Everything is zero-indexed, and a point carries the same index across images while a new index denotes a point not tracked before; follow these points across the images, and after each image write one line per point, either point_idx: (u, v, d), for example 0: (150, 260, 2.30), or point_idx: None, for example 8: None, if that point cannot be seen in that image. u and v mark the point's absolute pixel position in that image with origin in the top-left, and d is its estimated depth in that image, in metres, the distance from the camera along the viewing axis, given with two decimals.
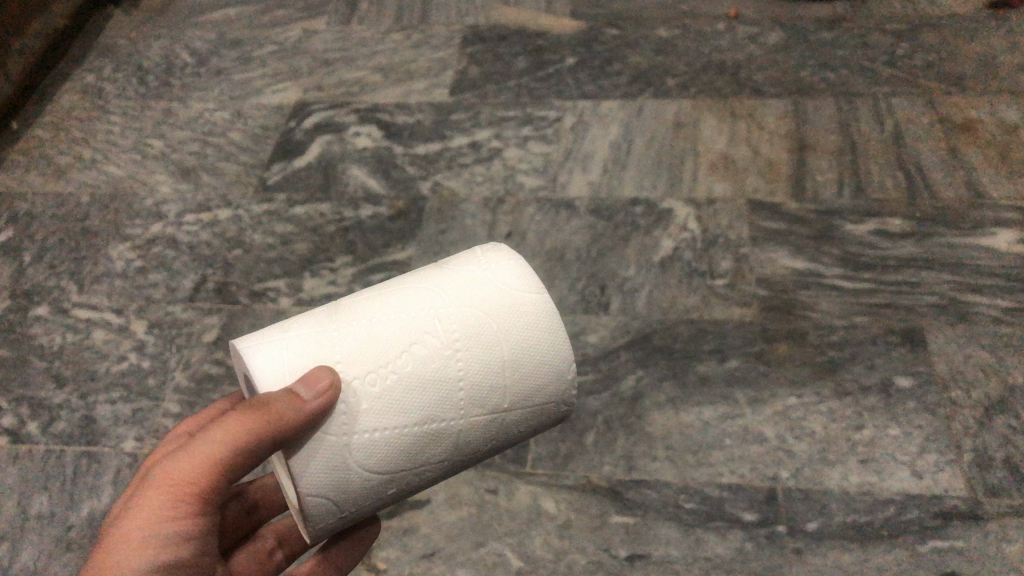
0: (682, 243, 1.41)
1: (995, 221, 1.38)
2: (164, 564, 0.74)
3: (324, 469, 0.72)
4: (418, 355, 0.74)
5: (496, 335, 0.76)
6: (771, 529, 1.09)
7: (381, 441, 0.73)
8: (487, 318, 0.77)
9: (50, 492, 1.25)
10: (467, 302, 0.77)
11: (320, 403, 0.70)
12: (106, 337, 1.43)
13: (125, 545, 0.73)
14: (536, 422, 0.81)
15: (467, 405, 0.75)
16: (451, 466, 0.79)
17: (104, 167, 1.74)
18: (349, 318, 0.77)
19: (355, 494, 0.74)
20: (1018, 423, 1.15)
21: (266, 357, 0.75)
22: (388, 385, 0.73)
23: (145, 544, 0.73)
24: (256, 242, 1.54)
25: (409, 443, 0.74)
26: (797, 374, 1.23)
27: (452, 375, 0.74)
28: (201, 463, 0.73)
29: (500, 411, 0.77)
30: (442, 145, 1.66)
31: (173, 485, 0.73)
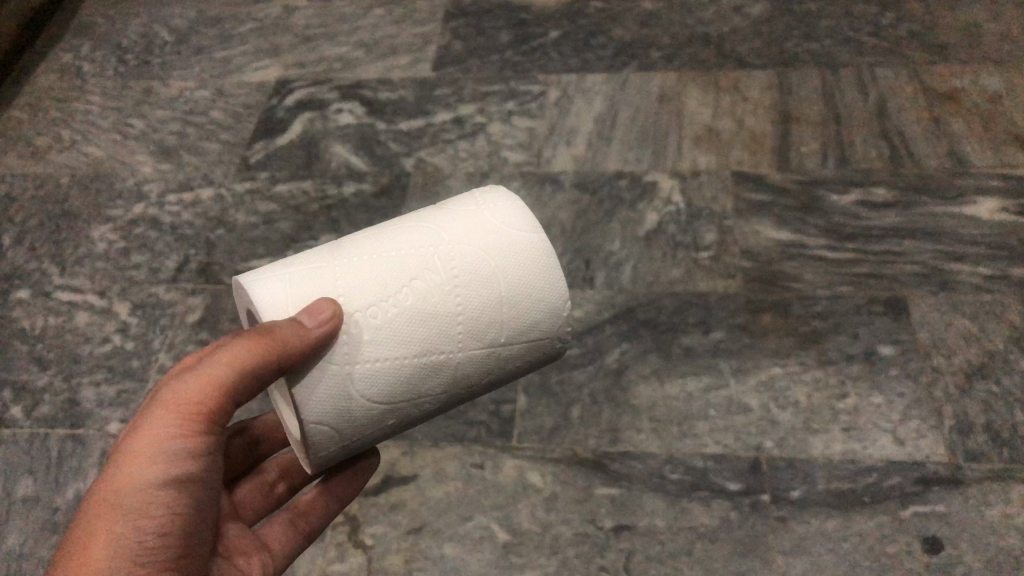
0: (667, 217, 1.41)
1: (978, 189, 1.38)
2: (173, 479, 0.75)
3: (326, 398, 0.74)
4: (419, 289, 0.75)
5: (495, 272, 0.77)
6: (755, 499, 1.09)
7: (381, 371, 0.75)
8: (488, 255, 0.78)
9: (35, 475, 1.25)
10: (467, 239, 0.78)
11: (323, 331, 0.71)
12: (89, 319, 1.42)
13: (132, 459, 0.74)
14: (530, 357, 0.83)
15: (466, 338, 0.77)
16: (448, 398, 0.81)
17: (84, 148, 1.73)
18: (350, 252, 0.78)
19: (356, 423, 0.76)
20: (1000, 389, 1.15)
21: (267, 288, 0.76)
22: (389, 318, 0.74)
23: (151, 458, 0.74)
24: (239, 221, 1.53)
25: (409, 375, 0.76)
26: (780, 344, 1.23)
27: (452, 309, 0.76)
28: (205, 384, 0.75)
29: (497, 346, 0.79)
30: (425, 121, 1.65)
31: (179, 403, 0.75)
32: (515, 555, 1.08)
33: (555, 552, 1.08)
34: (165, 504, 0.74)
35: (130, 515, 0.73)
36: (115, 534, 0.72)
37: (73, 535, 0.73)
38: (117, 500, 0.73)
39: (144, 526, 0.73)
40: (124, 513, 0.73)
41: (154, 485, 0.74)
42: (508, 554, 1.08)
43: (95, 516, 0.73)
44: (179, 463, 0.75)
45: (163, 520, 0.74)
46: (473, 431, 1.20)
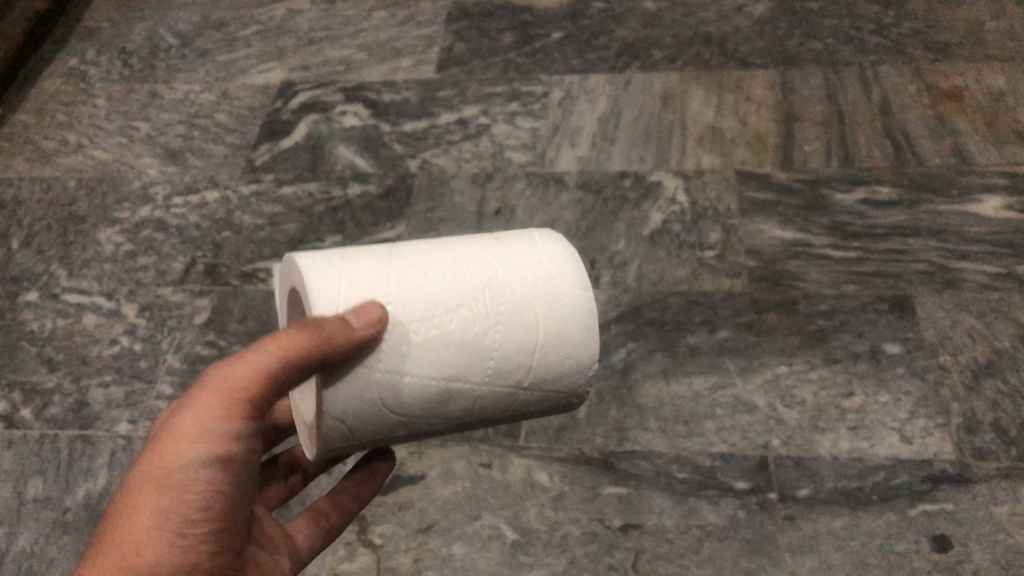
0: (671, 216, 1.42)
1: (982, 187, 1.39)
2: (218, 459, 0.71)
3: (353, 397, 0.71)
4: (465, 315, 0.72)
5: (537, 319, 0.74)
6: (762, 497, 1.10)
7: (407, 387, 0.72)
8: (536, 299, 0.75)
9: (45, 476, 1.25)
10: (522, 281, 0.75)
11: (367, 334, 0.68)
12: (97, 322, 1.43)
13: (179, 435, 0.70)
14: (547, 405, 0.80)
15: (494, 376, 0.74)
16: (462, 424, 0.78)
17: (90, 152, 1.73)
18: (404, 260, 0.75)
19: (368, 435, 0.74)
20: (1007, 387, 1.16)
21: (317, 276, 0.73)
22: (428, 337, 0.71)
23: (199, 435, 0.70)
24: (245, 223, 1.54)
25: (432, 399, 0.73)
26: (786, 343, 1.24)
27: (491, 342, 0.73)
28: (252, 367, 0.70)
29: (522, 388, 0.76)
30: (429, 122, 1.65)
31: (228, 385, 0.71)
32: (523, 554, 1.09)
33: (563, 551, 1.08)
34: (208, 483, 0.70)
35: (173, 490, 0.69)
36: (157, 510, 0.69)
37: (116, 505, 0.70)
38: (162, 472, 0.69)
39: (186, 502, 0.69)
40: (168, 488, 0.69)
41: (199, 463, 0.70)
42: (517, 553, 1.09)
43: (139, 487, 0.69)
44: (224, 441, 0.71)
45: (205, 497, 0.70)
46: (480, 430, 1.20)
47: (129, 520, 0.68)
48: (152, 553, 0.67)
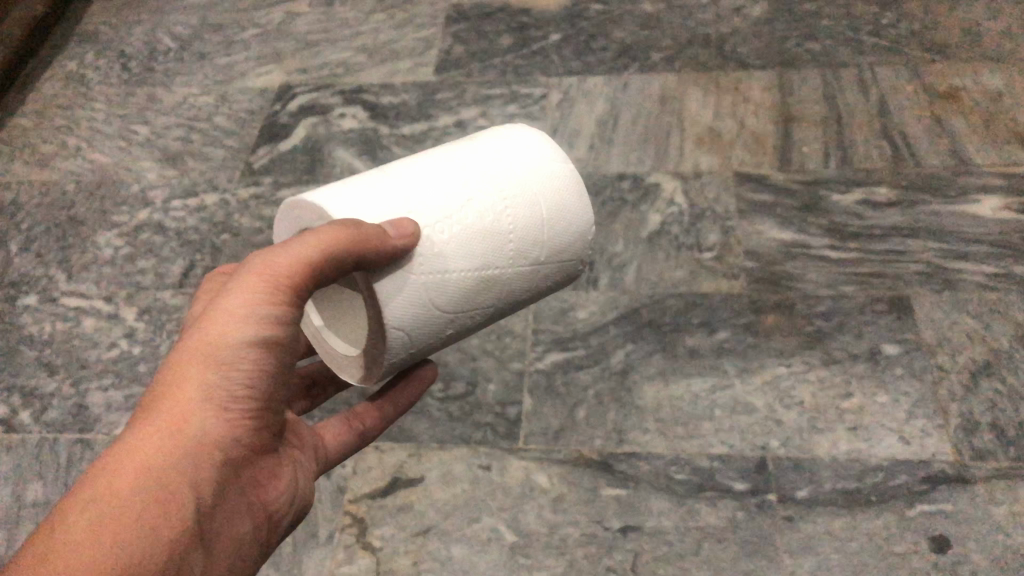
0: (670, 217, 1.42)
1: (980, 187, 1.39)
2: (260, 342, 0.72)
3: (407, 302, 0.75)
4: (477, 208, 0.77)
5: (536, 198, 0.81)
6: (762, 498, 1.10)
7: (450, 282, 0.76)
8: (526, 182, 0.81)
9: (44, 480, 1.25)
10: (511, 168, 0.81)
11: (404, 244, 0.73)
12: (96, 325, 1.43)
13: (227, 317, 0.71)
14: (552, 278, 0.87)
15: (516, 256, 0.80)
16: (489, 311, 0.84)
17: (89, 155, 1.73)
18: (404, 174, 0.79)
19: (423, 333, 0.78)
20: (1005, 387, 1.16)
21: (337, 202, 0.76)
22: (455, 234, 0.76)
23: (244, 318, 0.71)
24: (243, 226, 1.54)
25: (473, 286, 0.78)
26: (785, 344, 1.24)
27: (505, 225, 0.79)
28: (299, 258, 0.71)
29: (535, 265, 0.82)
30: (428, 124, 1.65)
31: (273, 273, 0.71)
32: (523, 556, 1.09)
33: (562, 553, 1.08)
34: (253, 364, 0.72)
35: (220, 368, 0.70)
36: (207, 386, 0.70)
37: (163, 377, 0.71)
38: (209, 350, 0.70)
39: (232, 380, 0.71)
40: (216, 365, 0.70)
41: (243, 344, 0.71)
42: (516, 555, 1.09)
43: (187, 360, 0.70)
44: (269, 327, 0.72)
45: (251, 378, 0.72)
46: (480, 433, 1.20)
47: (182, 390, 0.70)
48: (202, 423, 0.70)
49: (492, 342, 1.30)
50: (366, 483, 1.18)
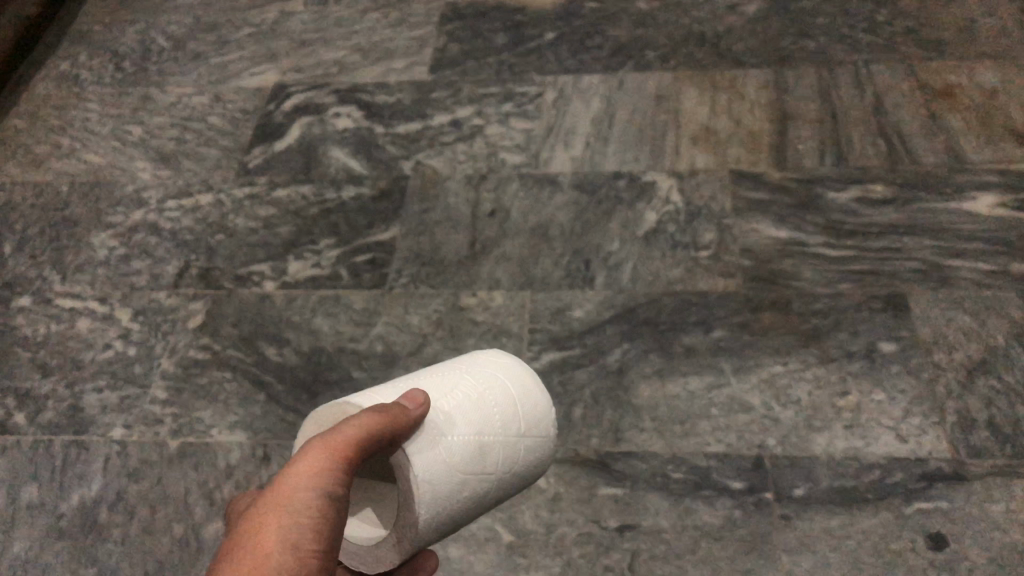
0: (666, 216, 1.42)
1: (976, 185, 1.39)
2: (328, 500, 0.72)
3: (424, 459, 0.78)
4: (468, 387, 0.84)
5: (517, 378, 0.88)
6: (758, 497, 1.10)
7: (457, 442, 0.80)
8: (507, 369, 0.89)
9: (39, 482, 1.24)
10: (491, 361, 0.90)
11: (420, 412, 0.79)
12: (91, 326, 1.42)
13: (294, 476, 0.72)
14: (538, 467, 0.88)
15: (511, 424, 0.84)
16: (488, 495, 0.83)
17: (83, 156, 1.73)
18: (403, 377, 0.87)
19: (438, 501, 0.78)
20: (1001, 384, 1.16)
21: (351, 398, 0.82)
22: (453, 403, 0.82)
23: (311, 476, 0.72)
24: (238, 226, 1.54)
25: (477, 450, 0.81)
26: (781, 342, 1.24)
27: (497, 398, 0.85)
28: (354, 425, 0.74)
29: (521, 439, 0.84)
30: (423, 123, 1.65)
31: (332, 441, 0.74)
32: (520, 556, 1.08)
33: (560, 553, 1.08)
34: (320, 518, 0.72)
35: (292, 518, 0.71)
36: (283, 532, 0.70)
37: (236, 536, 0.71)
38: (281, 502, 0.71)
39: (304, 528, 0.71)
40: (288, 519, 0.70)
41: (312, 498, 0.72)
42: (513, 556, 1.08)
43: (259, 515, 0.71)
44: (334, 487, 0.73)
45: (319, 530, 0.71)
46: None
47: (256, 547, 0.69)
48: (279, 563, 0.69)
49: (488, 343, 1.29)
50: None
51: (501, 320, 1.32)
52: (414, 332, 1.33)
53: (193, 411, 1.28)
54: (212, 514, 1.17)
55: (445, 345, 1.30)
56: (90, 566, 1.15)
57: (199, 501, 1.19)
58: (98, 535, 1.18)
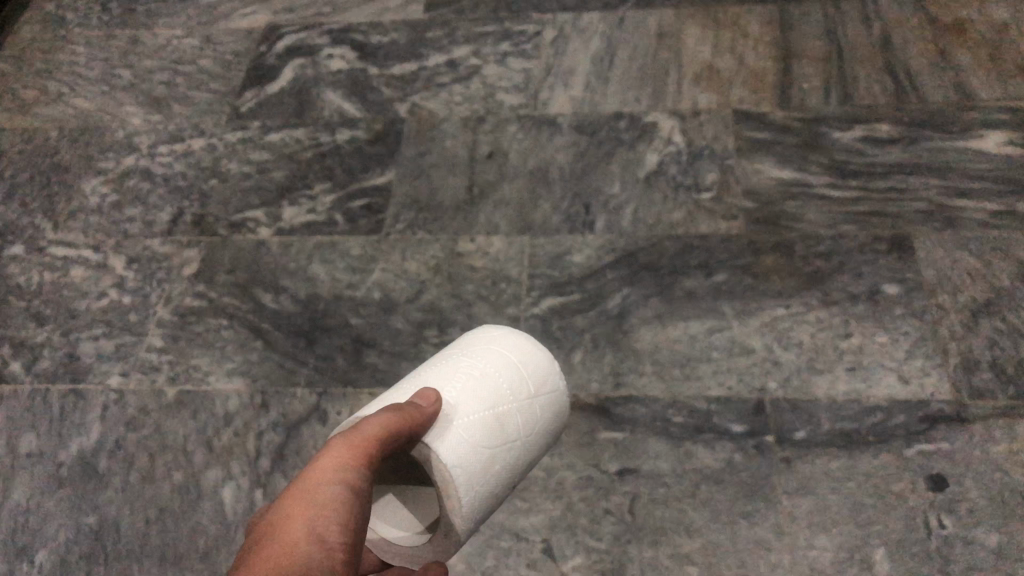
0: (667, 157, 1.39)
1: (984, 123, 1.36)
2: (351, 496, 0.70)
3: (448, 442, 0.79)
4: (468, 368, 0.87)
5: (510, 346, 0.91)
6: (759, 440, 1.09)
7: (473, 420, 0.82)
8: (495, 342, 0.92)
9: (37, 431, 1.24)
10: (479, 339, 0.92)
11: (435, 405, 0.80)
12: (84, 274, 1.40)
13: (315, 474, 0.71)
14: (553, 425, 0.91)
15: (517, 389, 0.87)
16: (519, 462, 0.86)
17: (71, 100, 1.69)
18: (403, 379, 0.89)
19: (477, 481, 0.80)
20: (1005, 325, 1.15)
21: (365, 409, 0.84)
22: (457, 387, 0.84)
23: (333, 472, 0.71)
24: (231, 172, 1.51)
25: (495, 423, 0.83)
26: (783, 285, 1.22)
27: (496, 369, 0.87)
28: (375, 422, 0.74)
29: (534, 400, 0.88)
30: (418, 64, 1.61)
31: (352, 440, 0.73)
32: (520, 500, 1.08)
33: (560, 497, 1.08)
34: (345, 510, 0.69)
35: (316, 511, 0.68)
36: (308, 527, 0.67)
37: (254, 541, 0.67)
38: (303, 498, 0.69)
39: (327, 518, 0.68)
40: (313, 512, 0.68)
41: (335, 491, 0.70)
42: (513, 499, 1.08)
43: (282, 513, 0.68)
44: (357, 482, 0.71)
45: (344, 521, 0.69)
46: None
47: (280, 541, 0.66)
48: (303, 557, 0.65)
49: (486, 288, 1.28)
50: None
51: (500, 265, 1.30)
52: (412, 277, 1.31)
53: (190, 359, 1.27)
54: (211, 461, 1.17)
55: (444, 290, 1.29)
56: (91, 513, 1.16)
57: (198, 448, 1.18)
58: (98, 483, 1.18)
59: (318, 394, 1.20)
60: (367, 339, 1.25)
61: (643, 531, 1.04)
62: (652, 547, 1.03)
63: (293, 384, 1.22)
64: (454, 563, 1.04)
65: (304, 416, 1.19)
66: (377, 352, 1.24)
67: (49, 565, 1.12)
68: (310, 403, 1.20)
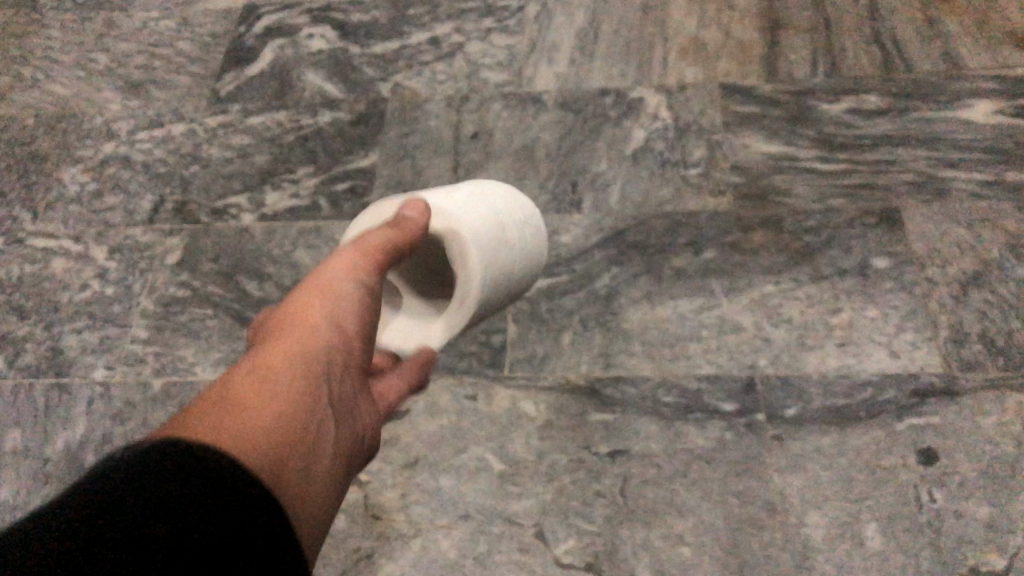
0: (654, 133, 1.37)
1: (973, 92, 1.34)
2: (358, 292, 0.85)
3: (462, 253, 0.98)
4: (468, 197, 1.03)
5: (505, 194, 1.09)
6: (749, 418, 1.09)
7: (481, 225, 1.00)
8: (485, 189, 1.08)
9: (23, 426, 1.23)
10: (474, 187, 1.07)
11: (421, 213, 0.96)
12: (66, 266, 1.38)
13: (332, 273, 0.86)
14: (537, 257, 1.12)
15: (513, 208, 1.08)
16: (514, 271, 1.06)
17: (47, 87, 1.65)
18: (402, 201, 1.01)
19: (483, 273, 0.99)
20: (995, 297, 1.14)
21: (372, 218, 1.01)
22: (452, 207, 1.00)
23: (344, 274, 0.86)
24: (212, 157, 1.48)
25: (501, 237, 1.03)
26: (772, 261, 1.21)
27: (494, 201, 1.06)
28: (378, 240, 0.90)
29: (524, 227, 1.09)
30: (400, 42, 1.58)
31: (362, 250, 0.89)
32: (511, 484, 1.07)
33: (551, 480, 1.07)
34: (352, 296, 0.84)
35: (329, 296, 0.82)
36: (323, 308, 0.81)
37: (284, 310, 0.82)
38: (319, 288, 0.84)
39: (336, 301, 0.82)
40: (327, 291, 0.83)
41: (343, 281, 0.85)
42: (505, 484, 1.08)
43: (303, 296, 0.83)
44: (364, 282, 0.87)
45: (346, 304, 0.83)
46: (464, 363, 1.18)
47: (301, 311, 0.80)
48: (322, 330, 0.78)
49: None
50: None
51: None
52: None
53: (175, 349, 1.26)
54: None
55: None
56: None
57: None
58: None
59: None
60: None
61: (635, 512, 1.04)
62: (644, 529, 1.02)
63: None
64: (446, 549, 1.04)
65: None
66: None
67: None
68: None
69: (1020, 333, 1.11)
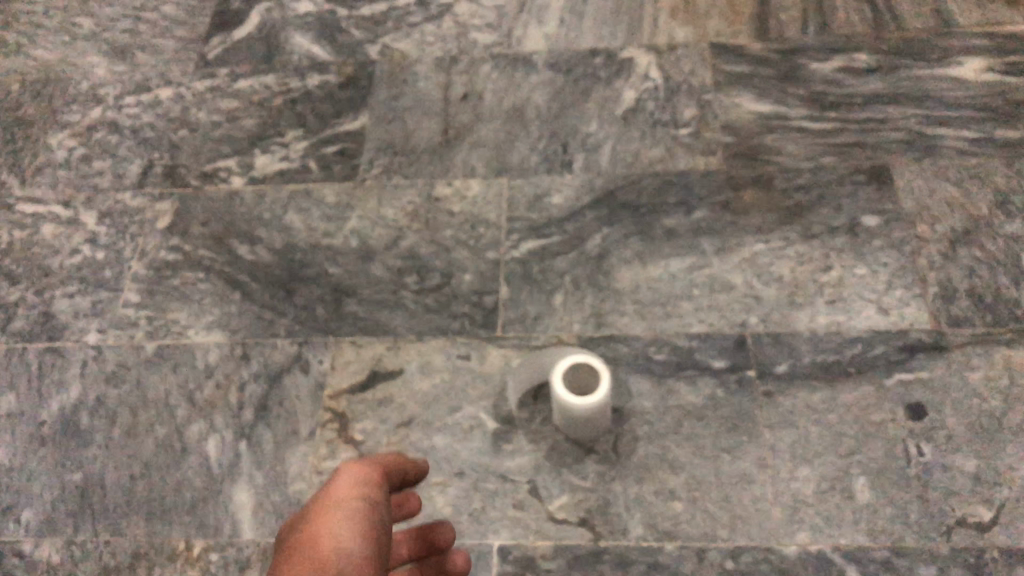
0: (645, 94, 1.37)
1: (963, 50, 1.34)
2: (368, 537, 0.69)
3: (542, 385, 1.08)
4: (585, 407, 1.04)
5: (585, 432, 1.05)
6: (740, 375, 1.09)
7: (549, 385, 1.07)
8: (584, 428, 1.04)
9: (16, 391, 1.23)
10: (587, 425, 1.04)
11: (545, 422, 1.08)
12: (56, 231, 1.38)
13: (331, 515, 0.69)
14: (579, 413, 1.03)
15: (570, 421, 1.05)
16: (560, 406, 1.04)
17: (31, 51, 1.63)
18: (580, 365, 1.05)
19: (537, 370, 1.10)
20: (983, 254, 1.15)
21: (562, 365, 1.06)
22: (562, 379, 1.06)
23: (343, 511, 0.70)
24: (201, 121, 1.47)
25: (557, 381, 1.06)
26: (763, 220, 1.22)
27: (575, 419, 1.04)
28: (356, 477, 0.75)
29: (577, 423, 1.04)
30: (388, 4, 1.56)
31: (354, 480, 0.74)
32: (505, 443, 1.08)
33: (544, 438, 1.08)
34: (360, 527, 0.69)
35: (339, 529, 0.68)
36: (338, 535, 0.67)
37: (292, 552, 0.67)
38: (321, 524, 0.68)
39: (350, 524, 0.69)
40: (337, 525, 0.68)
41: (351, 508, 0.71)
42: (498, 442, 1.09)
43: (307, 533, 0.68)
44: (369, 536, 0.69)
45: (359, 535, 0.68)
46: (457, 323, 1.19)
47: (314, 549, 0.66)
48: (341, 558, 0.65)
49: (465, 233, 1.27)
50: (345, 377, 1.16)
51: (478, 209, 1.29)
52: (390, 224, 1.29)
53: (167, 312, 1.26)
54: (195, 415, 1.17)
55: (422, 236, 1.27)
56: (76, 471, 1.16)
57: (180, 403, 1.18)
58: (81, 441, 1.18)
59: (299, 344, 1.20)
60: (346, 288, 1.24)
61: (627, 468, 1.05)
62: (637, 484, 1.04)
63: (273, 335, 1.21)
64: (441, 506, 1.05)
65: (285, 367, 1.18)
66: (357, 300, 1.23)
67: (37, 523, 1.13)
68: (291, 353, 1.19)
69: (1008, 289, 1.12)
